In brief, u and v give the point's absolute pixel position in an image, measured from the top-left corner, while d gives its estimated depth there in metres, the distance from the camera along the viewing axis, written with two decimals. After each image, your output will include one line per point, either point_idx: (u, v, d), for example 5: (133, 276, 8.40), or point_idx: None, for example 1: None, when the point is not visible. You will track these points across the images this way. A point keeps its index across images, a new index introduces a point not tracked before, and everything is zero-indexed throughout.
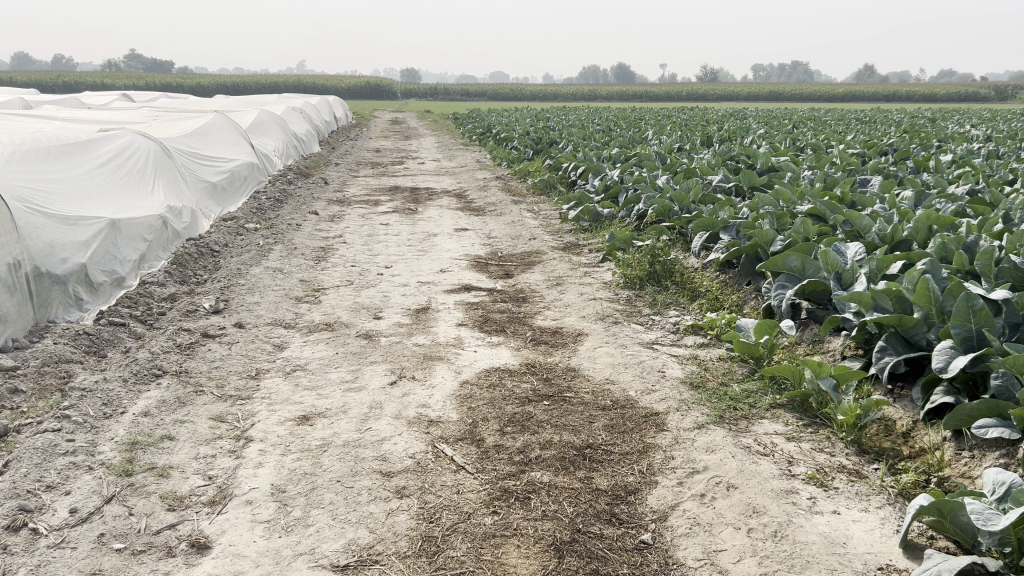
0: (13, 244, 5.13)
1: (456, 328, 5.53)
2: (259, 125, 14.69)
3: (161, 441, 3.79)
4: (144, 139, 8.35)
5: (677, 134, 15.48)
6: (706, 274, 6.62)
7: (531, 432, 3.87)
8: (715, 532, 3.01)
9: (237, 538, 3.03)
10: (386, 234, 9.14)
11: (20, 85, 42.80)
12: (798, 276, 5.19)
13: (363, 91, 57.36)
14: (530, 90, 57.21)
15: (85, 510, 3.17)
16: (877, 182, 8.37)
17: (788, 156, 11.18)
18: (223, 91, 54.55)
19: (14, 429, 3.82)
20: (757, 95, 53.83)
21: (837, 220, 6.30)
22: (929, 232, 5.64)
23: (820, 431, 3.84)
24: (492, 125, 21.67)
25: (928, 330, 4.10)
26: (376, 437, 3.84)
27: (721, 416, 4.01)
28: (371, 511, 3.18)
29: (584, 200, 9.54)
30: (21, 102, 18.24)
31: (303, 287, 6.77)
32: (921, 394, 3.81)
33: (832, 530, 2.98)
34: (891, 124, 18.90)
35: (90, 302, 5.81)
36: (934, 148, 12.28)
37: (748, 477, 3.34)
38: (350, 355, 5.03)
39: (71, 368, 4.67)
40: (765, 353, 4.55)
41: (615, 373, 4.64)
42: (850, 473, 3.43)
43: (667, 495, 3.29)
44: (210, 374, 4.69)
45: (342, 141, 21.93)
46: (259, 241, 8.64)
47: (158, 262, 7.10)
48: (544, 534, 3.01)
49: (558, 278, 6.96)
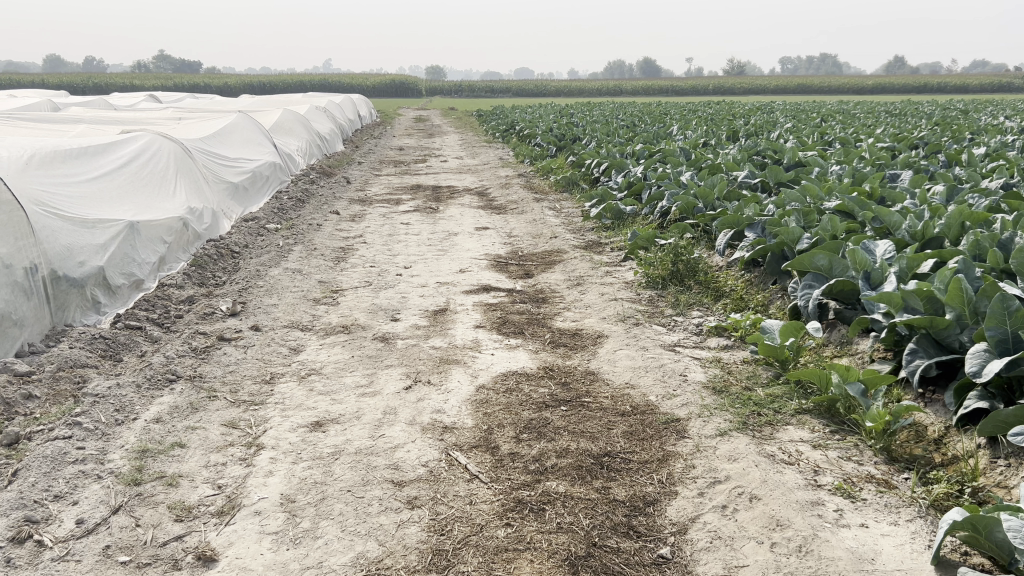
0: (30, 247, 5.10)
1: (473, 330, 5.44)
2: (282, 125, 14.71)
3: (171, 449, 3.73)
4: (166, 139, 8.34)
5: (702, 129, 15.33)
6: (730, 273, 6.47)
7: (548, 439, 3.77)
8: (736, 547, 2.89)
9: (244, 550, 2.96)
10: (406, 234, 9.07)
11: (49, 87, 43.45)
12: (825, 276, 5.05)
13: (388, 89, 57.42)
14: (555, 88, 57.13)
15: (91, 522, 3.11)
16: (908, 176, 8.16)
17: (815, 151, 10.94)
18: (248, 91, 54.94)
19: (24, 437, 3.78)
20: (785, 88, 53.23)
21: (866, 217, 6.12)
22: (962, 229, 5.46)
23: (847, 438, 3.70)
24: (515, 122, 21.53)
25: (961, 332, 3.95)
26: (388, 444, 3.76)
27: (744, 422, 3.88)
28: (382, 522, 3.10)
29: (606, 197, 9.40)
30: (48, 104, 18.31)
31: (321, 288, 6.72)
32: (953, 399, 3.66)
33: (860, 545, 2.85)
34: (923, 117, 18.54)
35: (108, 306, 5.78)
36: (966, 141, 11.98)
37: (772, 488, 3.21)
38: (366, 359, 4.95)
39: (85, 373, 4.63)
40: (791, 356, 4.42)
41: (635, 377, 4.52)
42: (879, 483, 3.29)
43: (687, 507, 3.17)
44: (224, 379, 4.63)
45: (366, 140, 21.97)
46: (279, 242, 8.61)
47: (177, 264, 7.07)
48: (558, 548, 2.90)
49: (579, 278, 6.85)
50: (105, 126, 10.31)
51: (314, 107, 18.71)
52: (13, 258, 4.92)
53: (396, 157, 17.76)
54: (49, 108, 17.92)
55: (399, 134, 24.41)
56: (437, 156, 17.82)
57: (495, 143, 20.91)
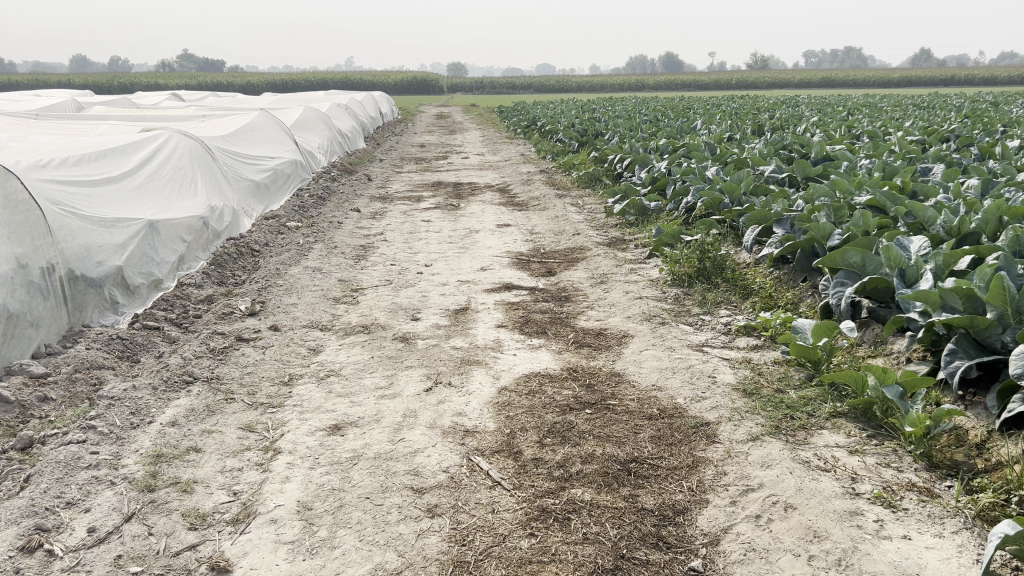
0: (48, 247, 5.03)
1: (495, 330, 5.34)
2: (304, 122, 14.65)
3: (186, 454, 3.64)
4: (186, 137, 8.28)
5: (726, 123, 15.13)
6: (758, 270, 6.31)
7: (572, 444, 3.64)
8: (772, 560, 2.75)
9: (259, 561, 2.86)
10: (428, 231, 8.97)
11: (73, 87, 43.83)
12: (857, 273, 4.91)
13: (410, 86, 57.39)
14: (576, 83, 56.87)
15: (102, 530, 3.03)
16: (940, 170, 7.96)
17: (844, 145, 10.71)
18: (270, 89, 55.10)
19: (38, 441, 3.71)
20: (810, 81, 52.53)
21: (898, 212, 5.96)
22: (999, 224, 5.30)
23: (885, 443, 3.55)
24: (537, 118, 21.36)
25: (1003, 332, 3.81)
26: (409, 449, 3.65)
27: (777, 426, 3.73)
28: (401, 532, 2.99)
29: (630, 193, 9.24)
30: (72, 105, 18.39)
31: (341, 287, 6.63)
32: (996, 402, 3.51)
33: (903, 559, 2.69)
34: (950, 109, 18.19)
35: (126, 305, 5.72)
36: (998, 133, 11.71)
37: (808, 497, 3.07)
38: (386, 359, 4.85)
39: (102, 375, 4.56)
40: (824, 357, 4.26)
41: (662, 378, 4.38)
42: (920, 492, 3.13)
43: (719, 516, 3.04)
44: (241, 381, 4.54)
45: (387, 137, 21.89)
46: (299, 240, 8.54)
47: (196, 263, 7.01)
48: (584, 560, 2.78)
49: (603, 276, 6.71)
50: (127, 126, 10.28)
51: (335, 104, 18.66)
52: (29, 258, 4.85)
53: (418, 153, 17.67)
54: (72, 108, 18.01)
55: (419, 132, 24.29)
56: (459, 153, 17.71)
57: (517, 139, 20.76)
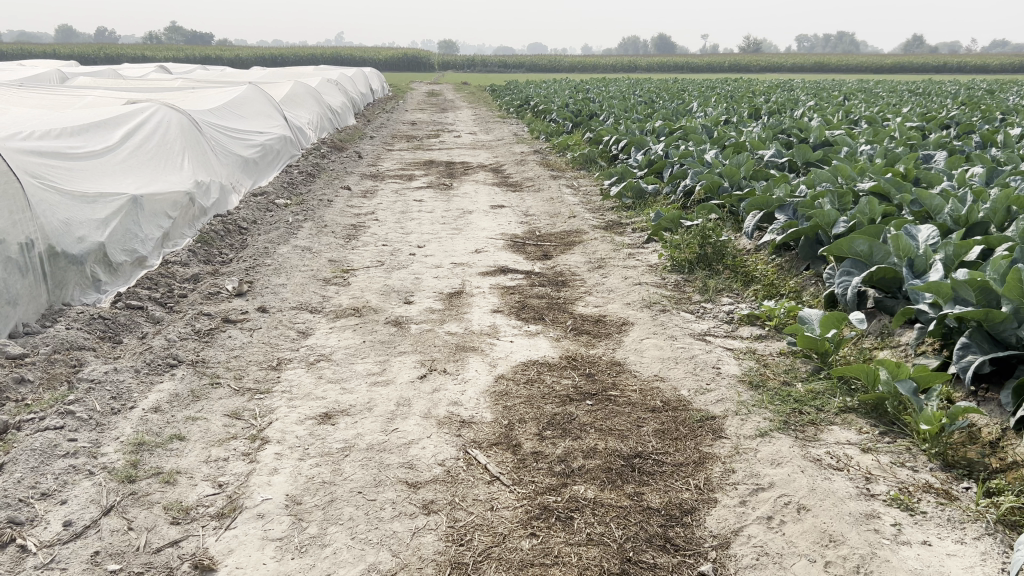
0: (26, 221, 4.83)
1: (491, 315, 5.17)
2: (293, 98, 14.37)
3: (169, 442, 3.48)
4: (171, 110, 8.03)
5: (723, 106, 14.95)
6: (760, 256, 6.16)
7: (573, 437, 3.50)
8: (786, 566, 2.62)
9: (245, 559, 2.70)
10: (419, 211, 8.78)
11: (60, 56, 43.20)
12: (864, 262, 4.74)
13: (401, 63, 56.86)
14: (569, 63, 56.55)
15: (79, 525, 2.87)
16: (943, 158, 7.80)
17: (842, 130, 10.53)
18: (259, 63, 54.40)
19: (13, 427, 3.53)
20: (801, 66, 52.38)
21: (904, 200, 5.80)
22: (1008, 215, 5.14)
23: (898, 441, 3.42)
24: (529, 98, 21.06)
25: (1018, 327, 3.63)
26: (402, 440, 3.49)
27: (785, 421, 3.60)
28: (395, 530, 2.84)
29: (627, 175, 9.06)
30: (56, 76, 17.99)
31: (332, 268, 6.44)
32: (1011, 399, 3.35)
33: (925, 566, 2.57)
34: (949, 96, 18.03)
35: (109, 283, 5.52)
36: (998, 120, 11.54)
37: (821, 498, 2.94)
38: (378, 344, 4.68)
39: (82, 356, 4.37)
40: (832, 349, 4.12)
41: (665, 369, 4.23)
42: (938, 494, 3.00)
43: (728, 517, 2.90)
44: (228, 365, 4.37)
45: (378, 114, 21.57)
46: (288, 218, 8.33)
47: (182, 240, 6.80)
48: (589, 564, 2.63)
49: (601, 260, 6.55)
50: (112, 97, 9.99)
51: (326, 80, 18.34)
52: (7, 233, 4.64)
53: (409, 131, 17.38)
54: (56, 78, 17.66)
55: (411, 109, 24.01)
56: (450, 132, 17.41)
57: (510, 118, 20.50)
